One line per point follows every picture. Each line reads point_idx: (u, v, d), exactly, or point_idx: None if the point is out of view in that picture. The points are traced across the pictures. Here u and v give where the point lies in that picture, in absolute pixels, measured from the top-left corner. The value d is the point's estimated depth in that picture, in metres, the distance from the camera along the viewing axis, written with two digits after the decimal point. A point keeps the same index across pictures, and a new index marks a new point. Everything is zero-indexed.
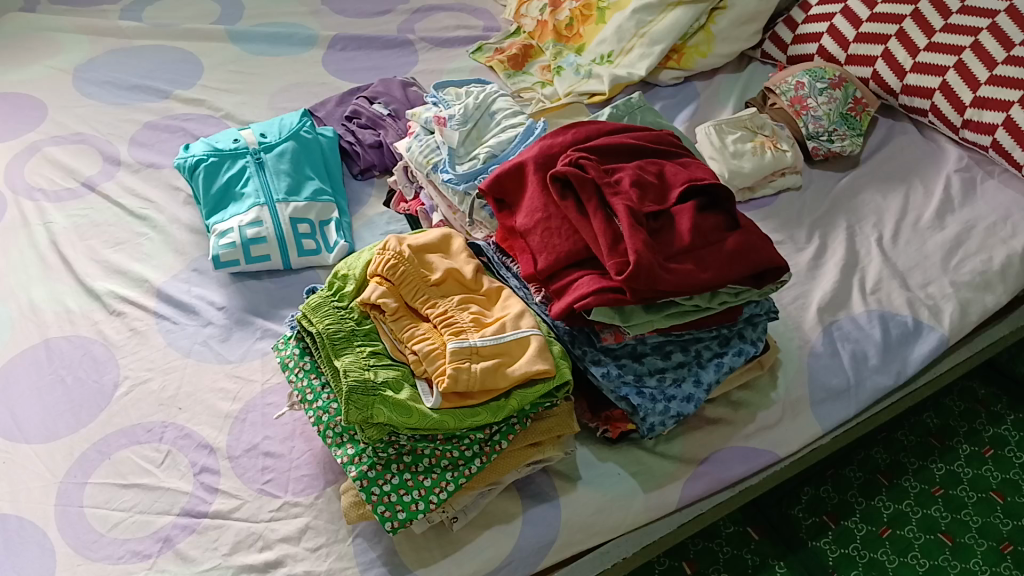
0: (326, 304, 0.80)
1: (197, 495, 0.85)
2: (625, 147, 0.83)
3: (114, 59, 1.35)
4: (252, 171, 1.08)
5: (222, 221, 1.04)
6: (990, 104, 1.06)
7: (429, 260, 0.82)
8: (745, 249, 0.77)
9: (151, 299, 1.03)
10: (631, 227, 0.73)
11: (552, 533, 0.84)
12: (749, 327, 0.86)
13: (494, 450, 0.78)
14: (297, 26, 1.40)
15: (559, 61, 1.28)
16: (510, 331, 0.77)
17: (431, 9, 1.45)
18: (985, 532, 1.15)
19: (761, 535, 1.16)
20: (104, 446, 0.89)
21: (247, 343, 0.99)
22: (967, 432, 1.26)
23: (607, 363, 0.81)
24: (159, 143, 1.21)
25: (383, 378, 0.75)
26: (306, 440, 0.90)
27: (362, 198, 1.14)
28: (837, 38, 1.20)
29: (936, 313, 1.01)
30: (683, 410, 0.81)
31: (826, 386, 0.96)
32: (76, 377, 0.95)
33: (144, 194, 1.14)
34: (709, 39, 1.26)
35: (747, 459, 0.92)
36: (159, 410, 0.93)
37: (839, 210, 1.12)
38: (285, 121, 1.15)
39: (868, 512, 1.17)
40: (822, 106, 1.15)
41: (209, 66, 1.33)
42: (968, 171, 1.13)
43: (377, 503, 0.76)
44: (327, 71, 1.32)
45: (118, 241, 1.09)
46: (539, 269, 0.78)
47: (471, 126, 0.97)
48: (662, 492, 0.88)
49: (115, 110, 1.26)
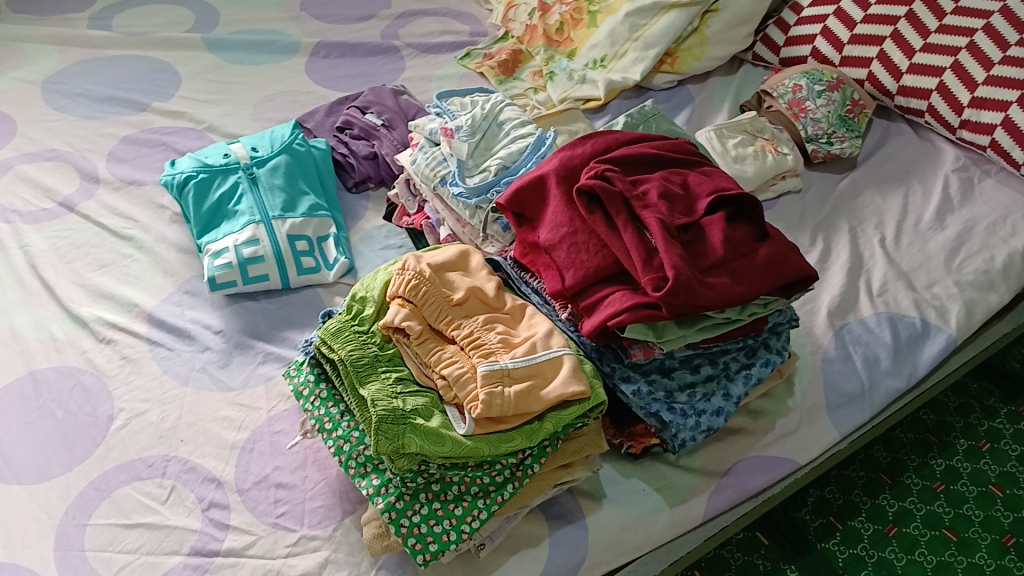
0: (345, 329, 0.77)
1: (207, 532, 0.81)
2: (646, 158, 0.81)
3: (85, 70, 1.29)
4: (245, 187, 1.03)
5: (215, 241, 1.00)
6: (988, 104, 1.07)
7: (450, 279, 0.79)
8: (777, 261, 0.75)
9: (142, 324, 0.98)
10: (666, 241, 0.71)
11: (580, 554, 0.82)
12: (774, 337, 0.84)
13: (526, 475, 0.76)
14: (277, 34, 1.35)
15: (551, 66, 1.26)
16: (541, 351, 0.74)
17: (414, 14, 1.41)
18: (988, 526, 1.15)
19: (770, 540, 1.15)
20: (103, 484, 0.85)
21: (248, 368, 0.94)
22: (963, 427, 1.26)
23: (637, 379, 0.78)
24: (140, 158, 1.16)
25: (412, 405, 0.71)
26: (319, 469, 0.86)
27: (358, 211, 1.10)
28: (831, 40, 1.20)
29: (943, 314, 1.01)
30: (714, 424, 0.79)
31: (841, 391, 0.95)
32: (67, 411, 0.90)
33: (127, 213, 1.09)
34: (703, 42, 1.24)
35: (769, 468, 0.90)
36: (159, 442, 0.88)
37: (841, 213, 1.11)
38: (276, 133, 1.11)
39: (873, 511, 1.17)
40: (821, 109, 1.14)
41: (187, 76, 1.28)
42: (965, 171, 1.13)
43: (407, 535, 0.73)
44: (311, 79, 1.28)
45: (102, 263, 1.04)
46: (567, 286, 0.75)
47: (480, 137, 0.94)
48: (687, 506, 0.86)
49: (90, 124, 1.20)
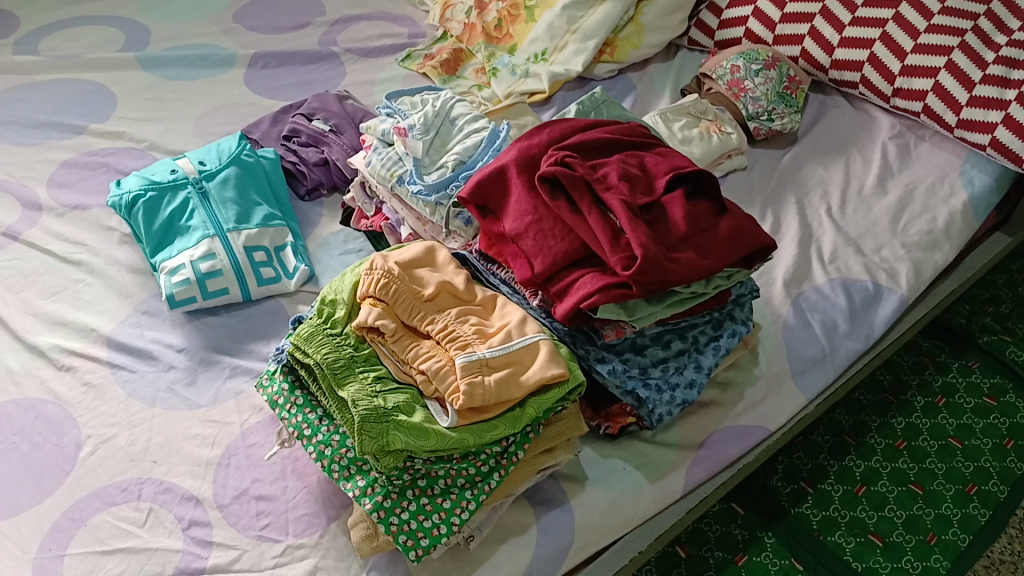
0: (319, 333, 0.75)
1: (190, 551, 0.80)
2: (601, 142, 0.83)
3: (14, 96, 1.25)
4: (196, 202, 1.01)
5: (170, 258, 0.98)
6: (918, 71, 1.11)
7: (419, 276, 0.79)
8: (739, 233, 0.77)
9: (102, 349, 0.96)
10: (631, 221, 0.73)
11: (568, 538, 0.83)
12: (738, 308, 0.86)
13: (511, 463, 0.76)
14: (211, 46, 1.33)
15: (493, 62, 1.26)
16: (517, 339, 0.75)
17: (351, 19, 1.39)
18: (950, 477, 1.20)
19: (746, 510, 1.17)
20: (77, 513, 0.83)
21: (216, 383, 0.93)
22: (918, 385, 1.30)
23: (612, 359, 0.79)
24: (81, 181, 1.13)
25: (394, 403, 0.71)
26: (299, 477, 0.86)
27: (313, 218, 1.09)
28: (763, 20, 1.23)
29: (892, 276, 1.05)
30: (688, 397, 0.81)
31: (803, 356, 0.99)
32: (32, 443, 0.88)
33: (74, 237, 1.06)
34: (639, 30, 1.26)
35: (742, 437, 0.93)
36: (131, 466, 0.87)
37: (787, 186, 1.14)
38: (223, 145, 1.09)
39: (841, 472, 1.20)
40: (759, 87, 1.16)
41: (123, 95, 1.25)
42: (901, 138, 1.17)
43: (398, 532, 0.73)
44: (251, 90, 1.26)
45: (54, 290, 1.01)
46: (537, 273, 0.76)
47: (434, 134, 0.94)
48: (668, 480, 0.89)
49: (25, 151, 1.17)
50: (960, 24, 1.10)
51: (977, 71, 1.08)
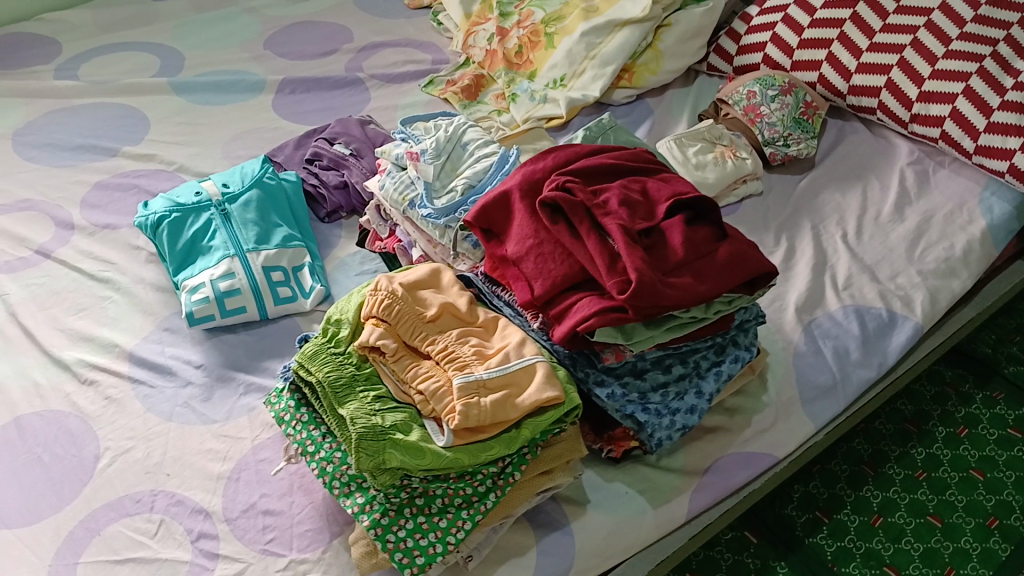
0: (322, 351, 0.77)
1: (197, 562, 0.83)
2: (605, 167, 0.84)
3: (53, 120, 1.30)
4: (218, 223, 1.04)
5: (191, 277, 1.01)
6: (935, 97, 1.10)
7: (423, 297, 0.81)
8: (738, 259, 0.77)
9: (124, 364, 0.99)
10: (627, 246, 0.74)
11: (568, 561, 0.84)
12: (742, 333, 0.86)
13: (508, 484, 0.77)
14: (242, 73, 1.37)
15: (513, 88, 1.29)
16: (514, 361, 0.76)
17: (377, 46, 1.43)
18: (971, 510, 1.18)
19: (759, 538, 1.16)
20: (92, 523, 0.86)
21: (231, 400, 0.95)
22: (940, 415, 1.29)
23: (611, 382, 0.80)
24: (113, 202, 1.17)
25: (391, 421, 0.73)
26: (306, 494, 0.88)
27: (332, 240, 1.12)
28: (781, 46, 1.23)
29: (908, 303, 1.04)
30: (689, 422, 0.81)
31: (814, 384, 0.98)
32: (54, 454, 0.92)
33: (103, 256, 1.11)
34: (657, 56, 1.27)
35: (750, 464, 0.92)
36: (147, 478, 0.89)
37: (803, 212, 1.13)
38: (246, 168, 1.12)
39: (858, 502, 1.19)
40: (775, 112, 1.16)
41: (156, 120, 1.30)
42: (920, 163, 1.16)
43: (394, 550, 0.75)
44: (278, 115, 1.30)
45: (81, 307, 1.05)
46: (537, 296, 0.77)
47: (445, 159, 0.96)
48: (671, 505, 0.89)
49: (62, 173, 1.22)
50: (978, 50, 1.09)
51: (996, 97, 1.07)
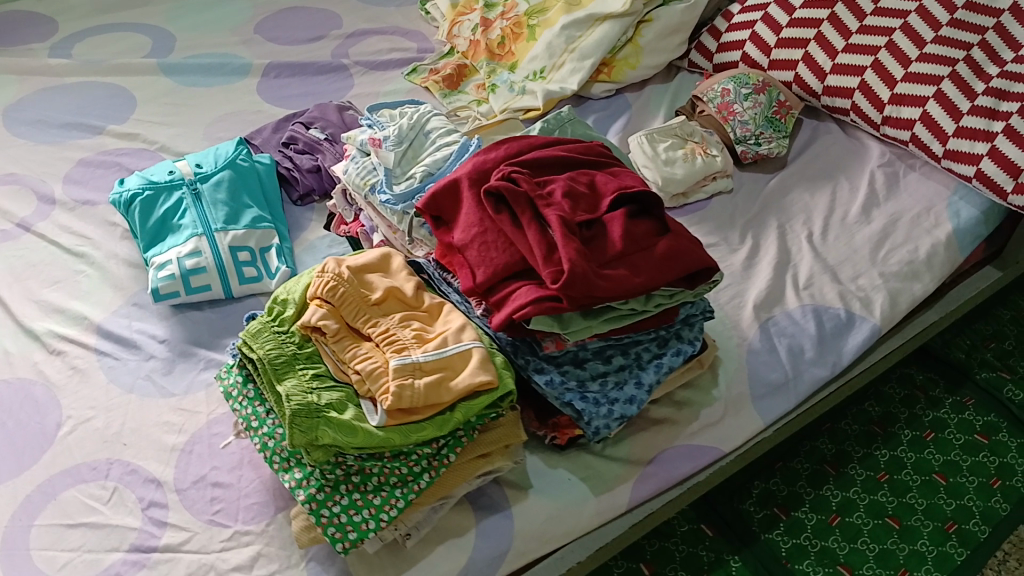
0: (265, 330, 0.79)
1: (146, 530, 0.85)
2: (555, 159, 0.85)
3: (44, 98, 1.33)
4: (188, 202, 1.07)
5: (160, 254, 1.03)
6: (907, 100, 1.10)
7: (369, 280, 0.82)
8: (677, 254, 0.78)
9: (91, 336, 1.02)
10: (564, 236, 0.75)
11: (506, 543, 0.86)
12: (686, 327, 0.87)
13: (442, 464, 0.79)
14: (230, 56, 1.40)
15: (493, 79, 1.30)
16: (451, 345, 0.78)
17: (364, 33, 1.45)
18: (930, 513, 1.19)
19: (715, 532, 1.18)
20: (49, 488, 0.89)
21: (191, 374, 0.98)
22: (908, 418, 1.30)
23: (551, 370, 0.82)
24: (94, 179, 1.20)
25: (327, 400, 0.75)
26: (255, 468, 0.90)
27: (303, 223, 1.14)
28: (759, 44, 1.23)
29: (867, 305, 1.04)
30: (628, 412, 0.82)
31: (766, 381, 0.98)
32: (18, 421, 0.94)
33: (80, 231, 1.13)
34: (637, 51, 1.28)
35: (695, 456, 0.94)
36: (104, 447, 0.92)
37: (770, 211, 1.14)
38: (221, 150, 1.14)
39: (817, 501, 1.21)
40: (748, 111, 1.17)
41: (143, 100, 1.32)
42: (890, 166, 1.16)
43: (327, 525, 0.77)
44: (262, 99, 1.32)
45: (55, 280, 1.08)
46: (478, 283, 0.78)
47: (407, 146, 0.97)
48: (613, 494, 0.90)
49: (47, 149, 1.25)
50: (952, 54, 1.09)
51: (966, 101, 1.07)
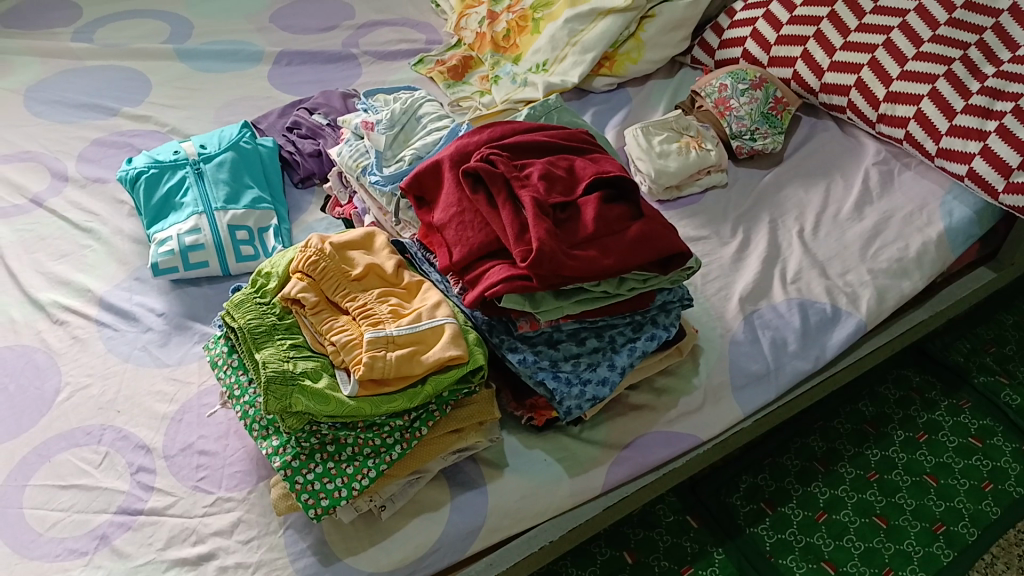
0: (248, 301, 0.83)
1: (133, 493, 0.87)
2: (536, 144, 0.87)
3: (63, 79, 1.38)
4: (191, 181, 1.10)
5: (161, 230, 1.07)
6: (902, 98, 1.11)
7: (351, 257, 0.85)
8: (648, 237, 0.80)
9: (93, 308, 1.05)
10: (535, 216, 0.77)
11: (479, 519, 0.86)
12: (662, 313, 0.88)
13: (414, 437, 0.81)
14: (244, 43, 1.44)
15: (497, 70, 1.32)
16: (425, 320, 0.80)
17: (376, 24, 1.48)
18: (918, 514, 1.18)
19: (700, 524, 1.18)
20: (44, 450, 0.92)
21: (185, 346, 1.01)
22: (901, 419, 1.29)
23: (524, 350, 0.83)
24: (106, 159, 1.24)
25: (302, 368, 0.77)
26: (240, 438, 0.92)
27: (302, 205, 1.17)
28: (759, 41, 1.24)
29: (854, 300, 1.04)
30: (599, 393, 0.83)
31: (746, 371, 0.99)
32: (19, 385, 0.98)
33: (90, 208, 1.17)
34: (639, 46, 1.29)
35: (672, 442, 0.94)
36: (98, 413, 0.95)
37: (763, 205, 1.15)
38: (225, 133, 1.18)
39: (804, 498, 1.20)
40: (743, 106, 1.18)
41: (157, 83, 1.36)
42: (885, 164, 1.16)
43: (301, 491, 0.78)
44: (272, 85, 1.36)
45: (63, 253, 1.12)
46: (454, 261, 0.80)
47: (398, 130, 1.01)
48: (588, 476, 0.91)
49: (64, 128, 1.29)
50: (948, 53, 1.09)
51: (960, 100, 1.06)
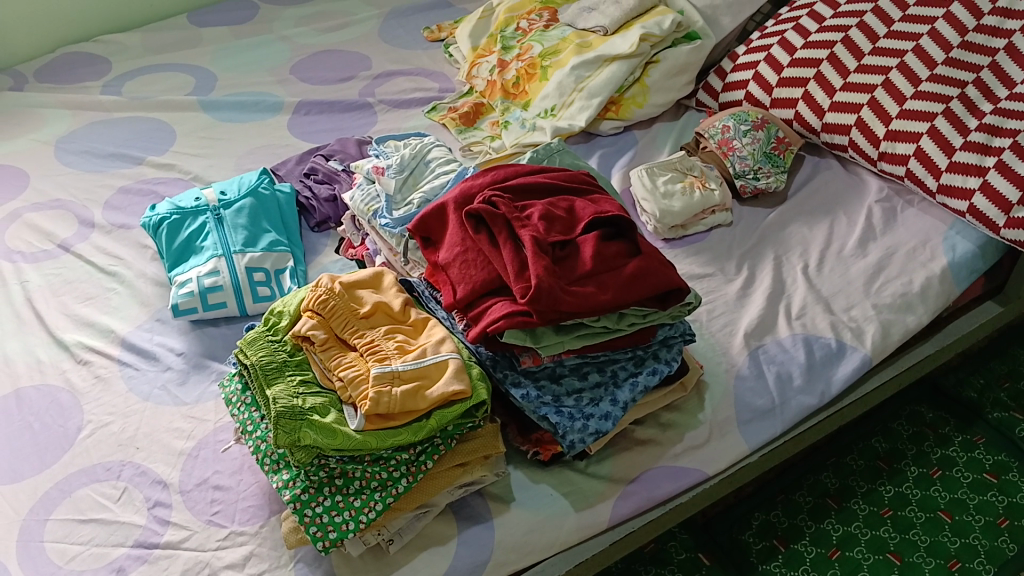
0: (260, 338, 0.86)
1: (150, 527, 0.90)
2: (538, 186, 0.91)
3: (93, 131, 1.44)
4: (211, 226, 1.15)
5: (182, 273, 1.11)
6: (902, 136, 1.13)
7: (359, 295, 0.88)
8: (645, 273, 0.82)
9: (116, 348, 1.09)
10: (534, 255, 0.80)
11: (485, 553, 0.87)
12: (664, 348, 0.90)
13: (420, 470, 0.83)
14: (265, 94, 1.49)
15: (507, 116, 1.37)
16: (430, 356, 0.82)
17: (391, 74, 1.54)
18: (933, 551, 1.17)
19: (712, 560, 1.18)
20: (66, 485, 0.95)
21: (203, 385, 1.04)
22: (915, 455, 1.29)
23: (527, 385, 0.85)
24: (131, 206, 1.29)
25: (311, 404, 0.80)
26: (254, 473, 0.95)
27: (318, 248, 1.21)
28: (762, 83, 1.27)
29: (858, 335, 1.05)
30: (602, 427, 0.85)
31: (751, 406, 0.99)
32: (43, 423, 1.01)
33: (115, 253, 1.22)
34: (644, 90, 1.33)
35: (677, 477, 0.94)
36: (118, 450, 0.98)
37: (767, 242, 1.17)
38: (245, 179, 1.23)
39: (817, 534, 1.20)
40: (746, 147, 1.21)
41: (182, 134, 1.42)
42: (888, 201, 1.18)
43: (309, 524, 0.80)
44: (291, 134, 1.41)
45: (88, 296, 1.17)
46: (458, 299, 0.83)
47: (408, 174, 1.05)
48: (593, 511, 0.91)
49: (92, 177, 1.35)
50: (946, 91, 1.11)
51: (959, 137, 1.08)
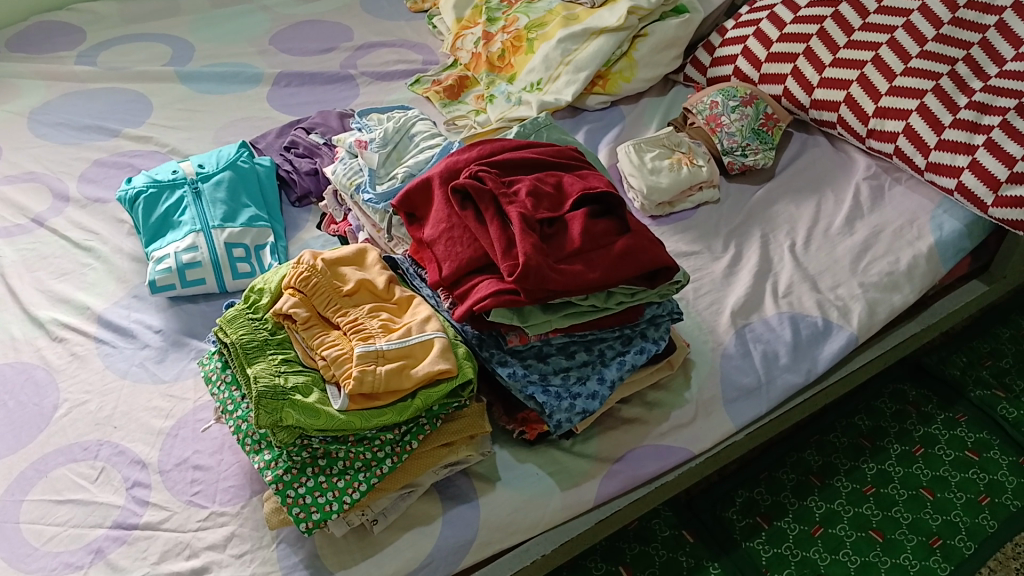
0: (240, 316, 0.84)
1: (128, 507, 0.88)
2: (525, 161, 0.89)
3: (68, 102, 1.40)
4: (189, 200, 1.12)
5: (159, 248, 1.09)
6: (890, 113, 1.12)
7: (343, 272, 0.86)
8: (633, 251, 0.81)
9: (92, 325, 1.07)
10: (522, 232, 0.78)
11: (470, 533, 0.86)
12: (651, 327, 0.89)
13: (405, 451, 0.82)
14: (244, 65, 1.46)
15: (492, 90, 1.34)
16: (415, 335, 0.81)
17: (374, 46, 1.51)
18: (915, 528, 1.18)
19: (695, 538, 1.18)
20: (42, 465, 0.93)
21: (181, 363, 1.02)
22: (898, 432, 1.29)
23: (514, 363, 0.84)
24: (107, 179, 1.26)
25: (293, 383, 0.78)
26: (234, 453, 0.93)
27: (299, 223, 1.19)
28: (751, 59, 1.26)
29: (845, 313, 1.05)
30: (589, 407, 0.84)
31: (737, 385, 0.99)
32: (18, 401, 0.99)
33: (90, 227, 1.19)
34: (632, 65, 1.31)
35: (663, 456, 0.94)
36: (95, 429, 0.96)
37: (755, 220, 1.16)
38: (224, 152, 1.20)
39: (800, 511, 1.20)
40: (734, 123, 1.20)
41: (159, 105, 1.39)
42: (875, 179, 1.18)
43: (292, 505, 0.79)
44: (271, 106, 1.38)
45: (64, 272, 1.14)
46: (444, 276, 0.82)
47: (391, 148, 1.04)
48: (579, 490, 0.90)
49: (66, 149, 1.31)
50: (936, 68, 1.10)
51: (948, 115, 1.08)
